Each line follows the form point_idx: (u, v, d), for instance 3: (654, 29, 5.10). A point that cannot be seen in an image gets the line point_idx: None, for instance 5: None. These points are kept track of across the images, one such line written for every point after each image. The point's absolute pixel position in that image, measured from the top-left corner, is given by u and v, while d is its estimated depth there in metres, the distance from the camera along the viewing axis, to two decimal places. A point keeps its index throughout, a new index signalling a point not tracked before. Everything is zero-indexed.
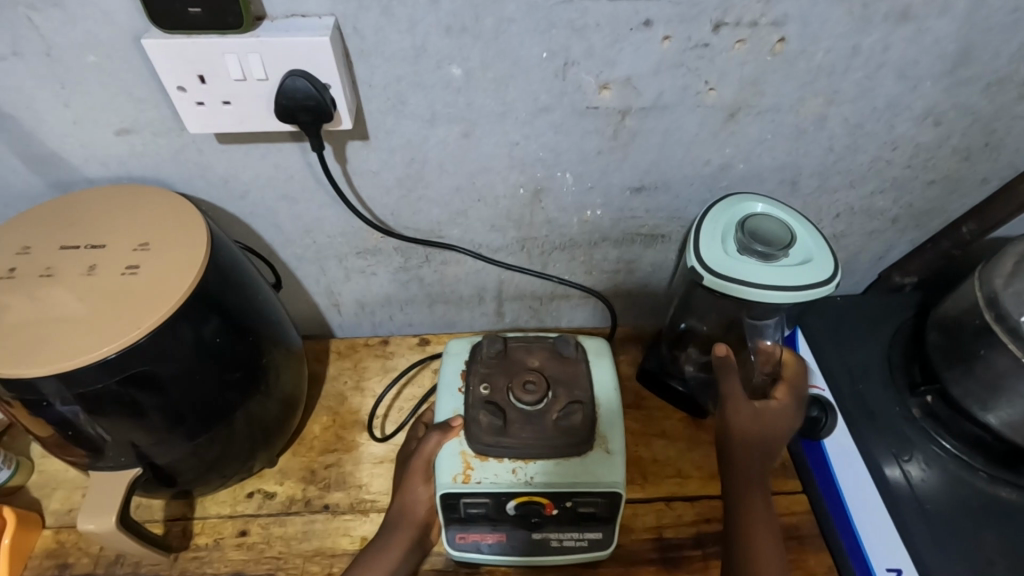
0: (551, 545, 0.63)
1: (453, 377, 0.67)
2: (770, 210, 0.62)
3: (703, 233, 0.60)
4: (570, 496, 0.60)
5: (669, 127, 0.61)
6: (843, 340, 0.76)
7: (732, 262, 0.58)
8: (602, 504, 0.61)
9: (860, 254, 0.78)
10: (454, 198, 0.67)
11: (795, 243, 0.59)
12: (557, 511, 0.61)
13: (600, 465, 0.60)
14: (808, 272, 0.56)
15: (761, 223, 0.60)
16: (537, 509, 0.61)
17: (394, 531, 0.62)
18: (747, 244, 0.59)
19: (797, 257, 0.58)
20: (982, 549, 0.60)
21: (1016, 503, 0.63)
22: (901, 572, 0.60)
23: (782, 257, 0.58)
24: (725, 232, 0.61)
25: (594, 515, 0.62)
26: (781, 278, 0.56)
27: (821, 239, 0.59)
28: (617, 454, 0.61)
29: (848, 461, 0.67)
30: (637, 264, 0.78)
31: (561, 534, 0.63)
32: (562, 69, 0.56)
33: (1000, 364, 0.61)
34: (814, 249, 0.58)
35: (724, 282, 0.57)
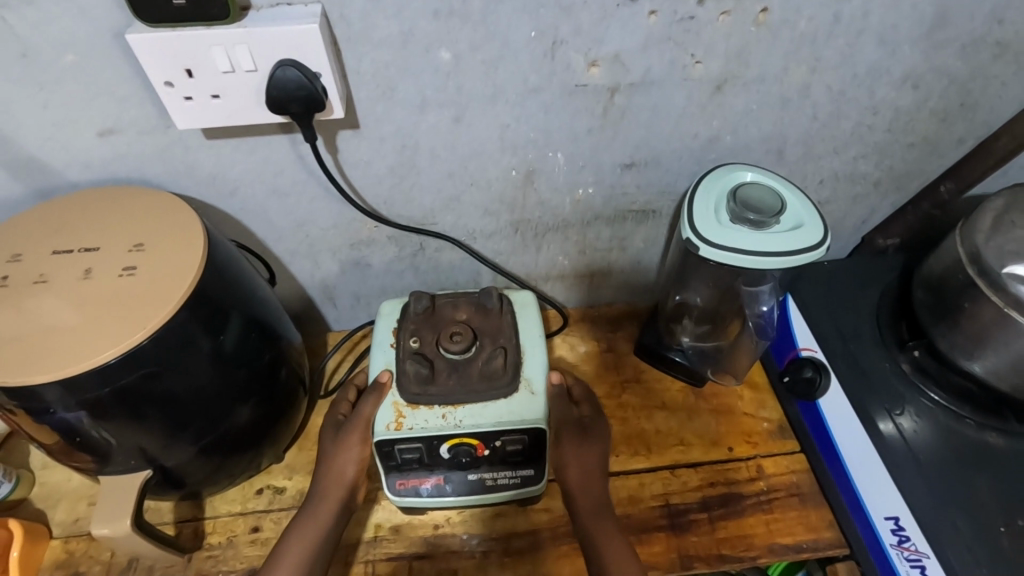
0: (486, 485, 0.63)
1: (384, 335, 0.64)
2: (758, 178, 0.63)
3: (696, 205, 0.62)
4: (497, 435, 0.59)
5: (658, 102, 0.62)
6: (833, 303, 0.78)
7: (728, 232, 0.59)
8: (528, 442, 0.60)
9: (844, 219, 0.80)
10: (448, 184, 0.68)
11: (785, 207, 0.60)
12: (488, 452, 0.60)
13: (526, 406, 0.60)
14: (803, 235, 0.58)
15: (749, 190, 0.62)
16: (468, 450, 0.60)
17: (324, 497, 0.62)
18: (739, 213, 0.60)
19: (788, 222, 0.60)
20: (974, 491, 0.63)
21: (1004, 448, 0.65)
22: (898, 519, 0.62)
23: (775, 223, 0.60)
24: (718, 202, 0.62)
25: (522, 453, 0.61)
26: (778, 243, 0.57)
27: (807, 202, 0.61)
28: (541, 393, 0.61)
29: (842, 419, 0.69)
30: (630, 241, 0.79)
31: (494, 473, 0.63)
32: (550, 48, 0.56)
33: (986, 316, 0.61)
34: (802, 212, 0.60)
35: (722, 252, 0.58)
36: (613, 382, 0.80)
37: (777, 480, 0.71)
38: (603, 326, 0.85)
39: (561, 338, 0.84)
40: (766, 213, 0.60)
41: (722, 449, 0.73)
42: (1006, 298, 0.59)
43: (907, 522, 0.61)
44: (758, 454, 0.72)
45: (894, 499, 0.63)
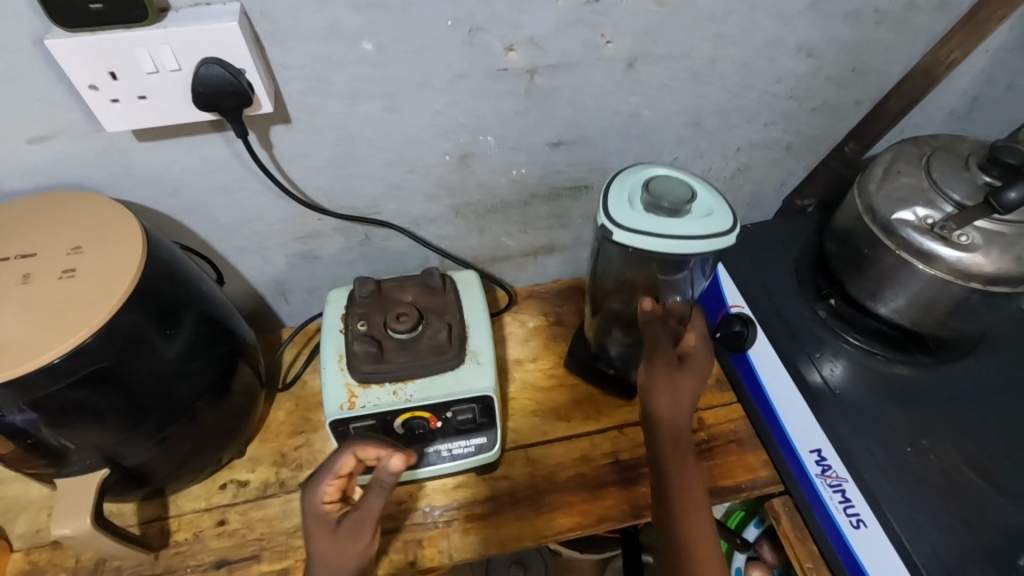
0: (443, 456, 0.66)
1: (333, 322, 0.66)
2: (670, 172, 0.65)
3: (612, 196, 0.63)
4: (447, 405, 0.62)
5: (578, 81, 0.66)
6: (758, 262, 0.84)
7: (646, 217, 0.61)
8: (478, 411, 0.64)
9: (764, 183, 0.86)
10: (386, 172, 0.70)
11: (696, 194, 0.63)
12: (441, 423, 0.64)
13: (473, 375, 0.63)
14: (713, 220, 0.60)
15: (662, 181, 0.63)
16: (422, 423, 0.63)
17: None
18: (653, 200, 0.62)
19: (699, 208, 0.62)
20: (886, 422, 0.69)
21: (910, 378, 0.72)
22: (821, 450, 0.68)
23: (688, 210, 0.61)
24: (633, 194, 0.63)
25: (474, 421, 0.65)
26: (691, 228, 0.60)
27: (713, 189, 0.63)
28: (487, 363, 0.64)
29: (768, 367, 0.75)
30: (569, 216, 0.83)
31: (449, 443, 0.66)
32: (469, 35, 0.59)
33: (882, 260, 0.66)
34: (711, 199, 0.62)
35: (640, 236, 0.60)
36: (562, 351, 0.84)
37: (717, 430, 0.73)
38: (551, 301, 0.89)
39: (511, 316, 0.88)
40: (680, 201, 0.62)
41: None
42: (896, 240, 0.64)
43: (828, 452, 0.67)
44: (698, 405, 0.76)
45: (817, 434, 0.69)
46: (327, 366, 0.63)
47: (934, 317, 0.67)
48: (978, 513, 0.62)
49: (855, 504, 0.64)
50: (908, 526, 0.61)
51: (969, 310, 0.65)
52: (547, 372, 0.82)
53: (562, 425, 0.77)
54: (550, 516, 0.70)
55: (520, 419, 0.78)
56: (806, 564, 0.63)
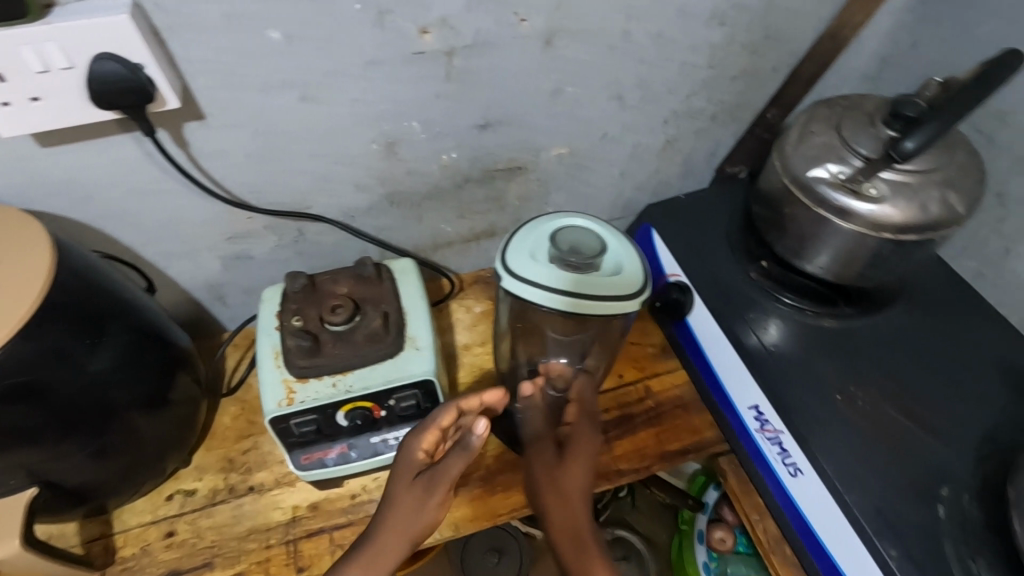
0: (390, 445, 0.66)
1: (267, 319, 0.65)
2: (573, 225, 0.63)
3: (518, 255, 0.60)
4: (389, 393, 0.62)
5: (497, 61, 0.66)
6: (693, 228, 0.85)
7: (563, 275, 0.58)
8: (421, 396, 0.63)
9: (694, 153, 0.88)
10: (312, 165, 0.69)
11: (603, 244, 0.62)
12: (385, 412, 0.63)
13: (412, 360, 0.63)
14: (628, 273, 0.60)
15: (564, 237, 0.62)
16: (365, 413, 0.63)
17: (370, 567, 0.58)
18: (563, 259, 0.59)
19: (609, 258, 0.61)
20: (817, 372, 0.70)
21: (839, 330, 0.73)
22: (758, 406, 0.69)
23: (600, 263, 0.60)
24: (539, 251, 0.61)
25: (418, 407, 0.65)
26: (614, 286, 0.58)
27: (615, 245, 0.63)
28: (426, 348, 0.64)
29: (706, 330, 0.76)
30: (505, 199, 0.84)
31: (396, 431, 0.66)
32: (379, 19, 0.58)
33: (801, 218, 0.69)
34: (620, 246, 0.62)
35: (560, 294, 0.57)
36: None
37: (663, 396, 0.78)
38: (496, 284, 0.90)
39: (457, 303, 0.88)
40: (587, 254, 0.61)
41: (613, 377, 0.80)
42: (812, 198, 0.66)
43: (766, 408, 0.69)
44: (644, 376, 0.80)
45: (754, 390, 0.70)
46: (263, 365, 0.62)
47: (854, 270, 0.70)
48: (904, 450, 0.64)
49: (792, 453, 0.66)
50: (843, 471, 0.63)
51: (885, 260, 0.68)
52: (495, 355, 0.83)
53: None
54: (505, 494, 0.70)
55: None
56: (752, 517, 0.69)
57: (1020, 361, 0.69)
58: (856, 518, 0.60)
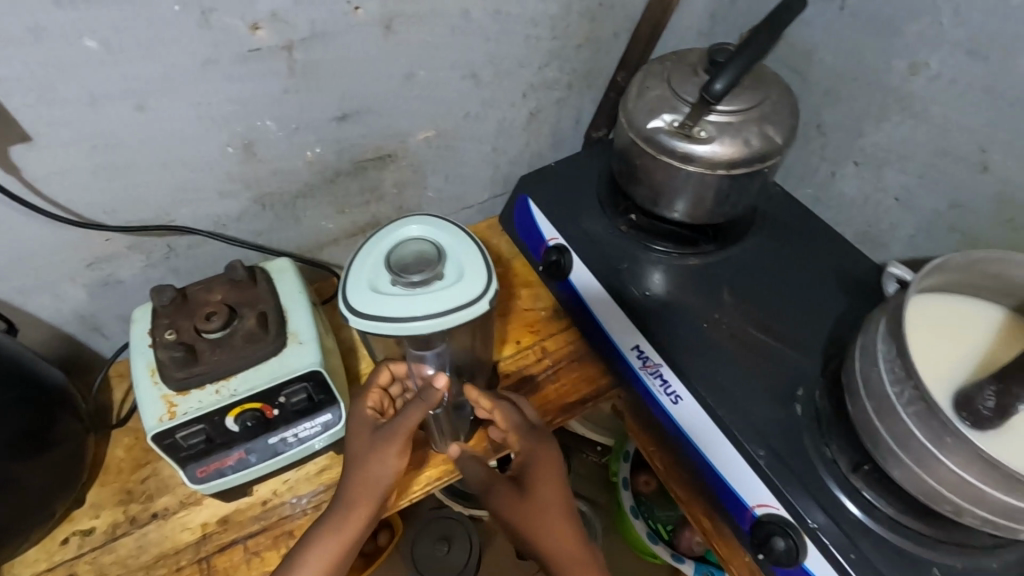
0: (289, 443, 0.66)
1: (140, 338, 0.63)
2: (400, 237, 0.60)
3: (357, 294, 0.57)
4: (277, 390, 0.62)
5: (339, 50, 0.67)
6: (565, 191, 0.88)
7: (414, 297, 0.55)
8: (312, 388, 0.64)
9: (559, 123, 0.92)
10: (166, 176, 0.67)
11: (441, 246, 0.60)
12: (277, 411, 0.63)
13: (297, 354, 0.63)
14: (474, 268, 0.58)
15: (396, 253, 0.59)
16: (256, 415, 0.62)
17: (340, 525, 0.60)
18: (407, 279, 0.56)
19: (454, 259, 0.59)
20: (686, 306, 0.76)
21: (702, 266, 0.80)
22: (638, 345, 0.74)
23: (444, 269, 0.58)
24: (376, 282, 0.57)
25: (311, 401, 0.65)
26: (471, 288, 0.56)
27: (448, 243, 0.60)
28: (310, 340, 0.64)
29: (584, 285, 0.81)
30: (382, 188, 0.85)
31: (293, 429, 0.65)
32: (203, 18, 0.58)
33: (652, 168, 0.74)
34: (463, 242, 0.60)
35: (410, 322, 0.54)
36: None
37: (558, 353, 0.83)
38: None
39: None
40: (430, 263, 0.58)
41: (510, 344, 0.84)
42: (654, 146, 0.71)
43: (644, 345, 0.74)
44: (540, 338, 0.84)
45: (633, 332, 0.75)
46: (139, 384, 0.60)
47: (705, 209, 0.77)
48: (764, 364, 0.71)
49: (671, 383, 0.71)
50: (713, 388, 0.69)
51: (728, 196, 0.74)
52: None
53: None
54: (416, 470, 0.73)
55: None
56: (650, 448, 0.75)
57: (853, 268, 0.78)
58: (729, 429, 0.66)
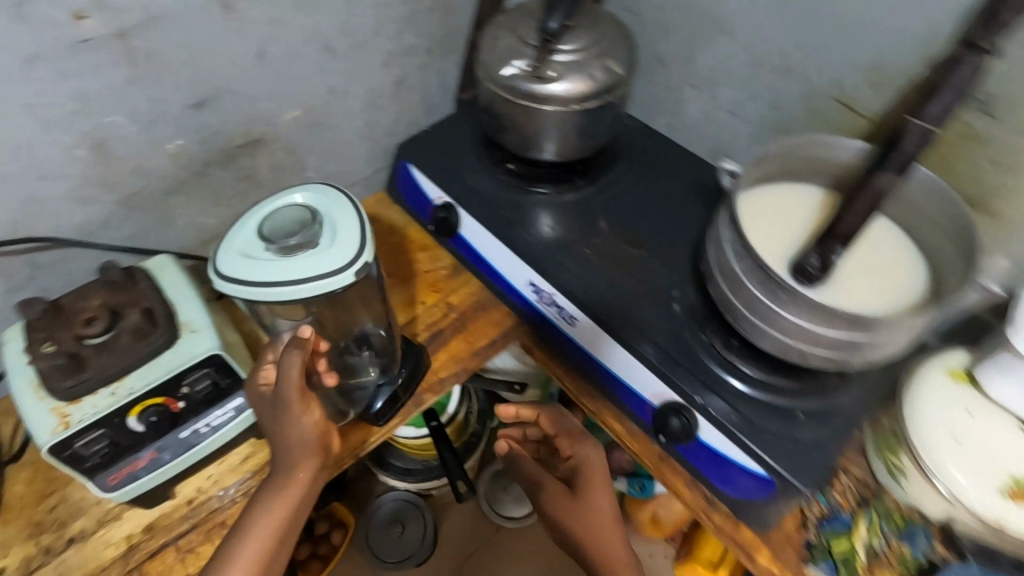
0: (202, 433, 0.65)
1: (15, 357, 0.60)
2: (280, 205, 0.61)
3: (232, 262, 0.58)
4: (178, 381, 0.61)
5: (180, 34, 0.66)
6: (444, 150, 0.91)
7: (282, 264, 0.57)
8: (215, 373, 0.63)
9: (427, 88, 0.95)
10: (12, 187, 0.64)
11: (320, 212, 0.61)
12: (183, 403, 0.63)
13: (193, 342, 0.62)
14: (348, 234, 0.59)
15: (274, 220, 0.60)
16: (161, 410, 0.62)
17: (284, 490, 0.63)
18: (280, 244, 0.58)
19: (330, 225, 0.60)
20: (569, 237, 0.82)
21: (578, 200, 0.86)
22: (531, 280, 0.80)
23: (320, 236, 0.59)
24: (253, 250, 0.58)
25: (217, 387, 0.64)
26: (341, 254, 0.58)
27: (327, 210, 0.61)
28: (205, 327, 0.64)
29: (475, 235, 0.85)
30: (258, 174, 0.84)
31: (204, 419, 0.65)
32: (18, 11, 0.55)
33: (515, 114, 0.79)
34: (338, 208, 0.61)
35: (279, 287, 0.56)
36: None
37: (463, 305, 0.87)
38: None
39: None
40: (307, 229, 0.60)
41: (415, 306, 0.86)
42: (511, 92, 0.76)
43: (536, 279, 0.79)
44: (443, 296, 0.88)
45: (525, 269, 0.80)
46: (23, 402, 0.58)
47: (570, 147, 0.83)
48: (643, 276, 0.78)
49: (564, 307, 0.77)
50: (602, 303, 0.75)
51: (587, 130, 0.81)
52: None
53: None
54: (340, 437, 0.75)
55: None
56: (558, 372, 0.81)
57: (708, 181, 0.87)
58: (620, 336, 0.72)
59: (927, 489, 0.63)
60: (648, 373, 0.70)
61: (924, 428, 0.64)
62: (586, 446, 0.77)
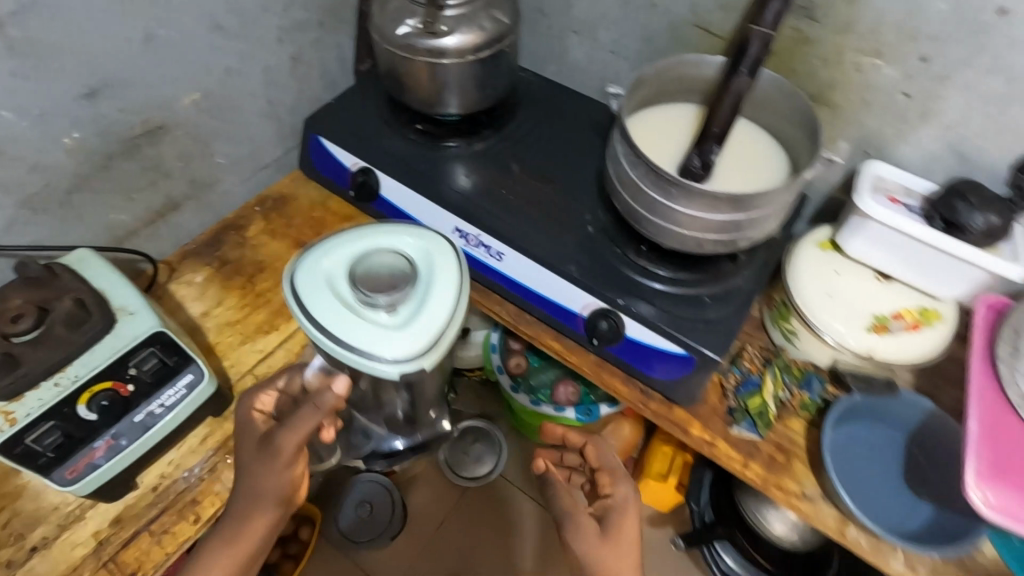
0: (156, 414, 0.64)
1: None
2: (389, 260, 0.61)
3: (313, 288, 0.59)
4: (122, 363, 0.62)
5: (60, 20, 0.64)
6: (352, 118, 0.94)
7: (351, 322, 0.57)
8: (161, 351, 0.64)
9: (325, 63, 0.97)
10: None
11: (420, 282, 0.60)
12: (132, 385, 0.63)
13: (131, 324, 0.64)
14: (425, 325, 0.58)
15: (373, 265, 0.61)
16: (109, 395, 0.62)
17: (233, 544, 0.63)
18: (367, 300, 0.58)
19: (421, 301, 0.59)
20: (484, 182, 0.87)
21: (487, 148, 0.91)
22: (456, 225, 0.85)
23: (403, 313, 0.59)
24: (341, 287, 0.60)
25: (165, 365, 0.65)
26: (406, 347, 0.56)
27: (426, 288, 0.60)
28: (142, 309, 0.65)
29: (393, 193, 0.89)
30: (165, 163, 0.83)
31: (156, 400, 0.64)
32: None
33: (416, 71, 0.83)
34: (438, 303, 0.59)
35: (338, 347, 0.57)
36: (241, 283, 0.88)
37: None
38: (207, 251, 0.91)
39: (177, 284, 0.87)
40: (400, 291, 0.59)
41: None
42: (408, 49, 0.80)
43: (460, 223, 0.84)
44: None
45: (448, 217, 0.85)
46: None
47: (473, 99, 0.88)
48: (558, 206, 0.85)
49: (490, 244, 0.83)
50: (523, 235, 0.81)
51: (486, 80, 0.86)
52: (236, 306, 0.86)
53: (272, 334, 0.83)
54: None
55: (235, 354, 0.81)
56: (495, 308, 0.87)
57: (602, 117, 0.95)
58: (544, 261, 0.79)
59: (814, 341, 0.76)
60: (574, 288, 0.78)
61: (802, 291, 0.76)
62: (626, 483, 0.71)
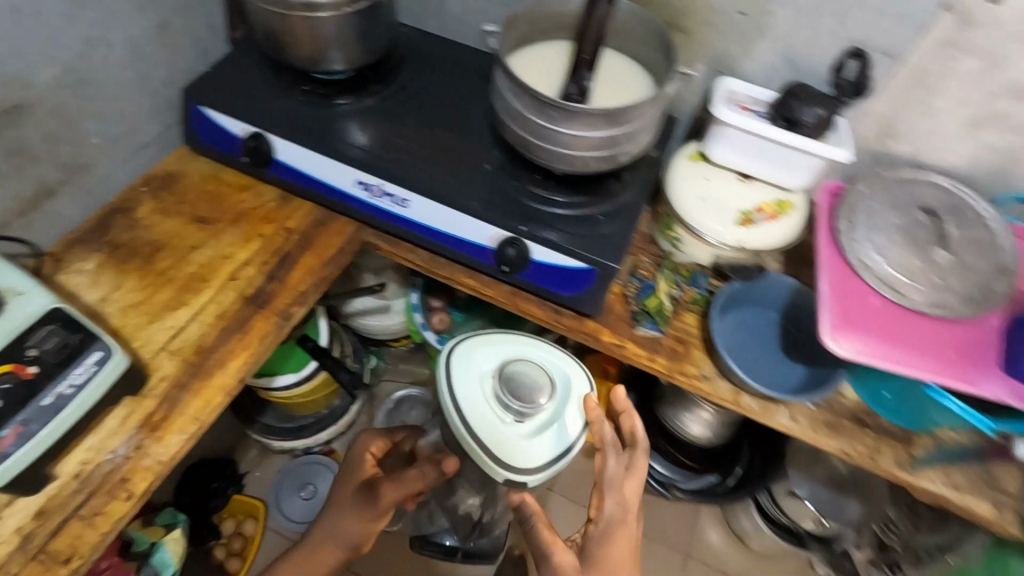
0: (67, 395, 0.63)
1: None
2: (534, 373, 0.71)
3: (460, 374, 0.70)
4: (20, 343, 0.61)
5: None
6: (234, 85, 0.92)
7: (491, 428, 0.68)
8: (62, 330, 0.64)
9: (195, 32, 0.93)
10: None
11: (559, 404, 0.71)
12: (34, 366, 0.62)
13: (24, 306, 0.63)
14: (548, 446, 0.68)
15: (520, 376, 0.71)
16: (10, 378, 0.60)
17: (311, 566, 0.89)
18: (513, 411, 0.68)
19: (564, 430, 0.70)
20: (380, 135, 0.89)
21: (379, 103, 0.93)
22: (357, 179, 0.87)
23: (541, 433, 0.69)
24: (490, 387, 0.70)
25: (68, 343, 0.64)
26: (518, 453, 0.67)
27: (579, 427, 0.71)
28: (33, 290, 0.64)
29: (290, 155, 0.89)
30: (31, 146, 0.78)
31: (64, 380, 0.63)
32: None
33: (295, 29, 0.83)
34: (570, 428, 0.70)
35: (461, 426, 0.68)
36: (138, 265, 0.85)
37: (302, 226, 0.91)
38: (93, 238, 0.86)
39: (65, 274, 0.82)
40: (545, 415, 0.70)
41: (255, 239, 0.88)
42: (283, 6, 0.80)
43: (361, 175, 0.86)
44: (280, 223, 0.91)
45: (348, 171, 0.86)
46: None
47: (357, 55, 0.89)
48: (455, 150, 0.89)
49: (393, 192, 0.85)
50: (424, 179, 0.84)
51: (367, 34, 0.88)
52: (137, 288, 0.82)
53: (181, 310, 0.81)
54: (220, 370, 0.77)
55: (143, 334, 0.78)
56: (408, 255, 0.91)
57: (485, 64, 1.00)
58: (448, 201, 0.83)
59: (696, 243, 0.86)
60: (479, 223, 0.82)
61: (679, 199, 0.85)
62: (620, 496, 0.70)
